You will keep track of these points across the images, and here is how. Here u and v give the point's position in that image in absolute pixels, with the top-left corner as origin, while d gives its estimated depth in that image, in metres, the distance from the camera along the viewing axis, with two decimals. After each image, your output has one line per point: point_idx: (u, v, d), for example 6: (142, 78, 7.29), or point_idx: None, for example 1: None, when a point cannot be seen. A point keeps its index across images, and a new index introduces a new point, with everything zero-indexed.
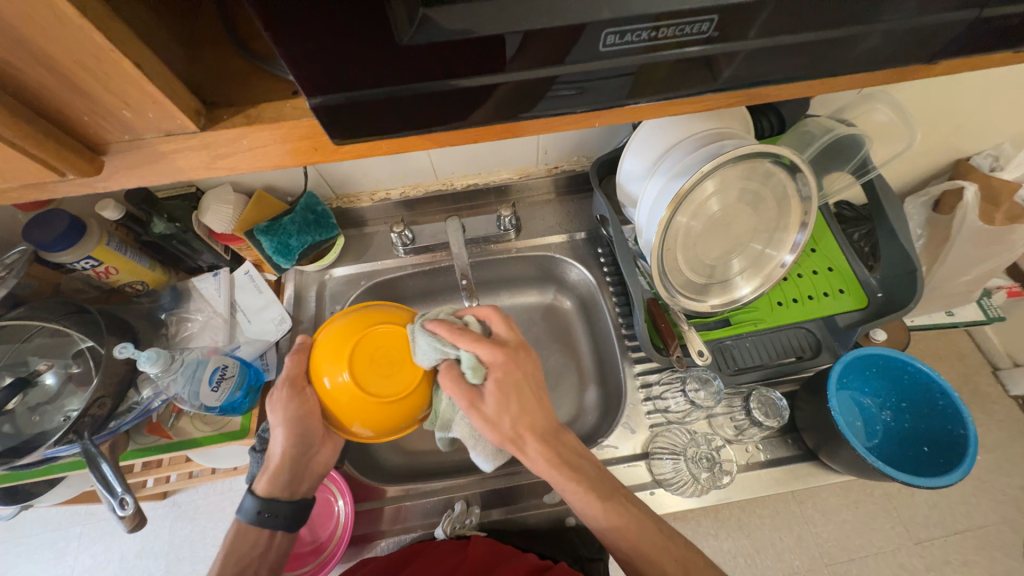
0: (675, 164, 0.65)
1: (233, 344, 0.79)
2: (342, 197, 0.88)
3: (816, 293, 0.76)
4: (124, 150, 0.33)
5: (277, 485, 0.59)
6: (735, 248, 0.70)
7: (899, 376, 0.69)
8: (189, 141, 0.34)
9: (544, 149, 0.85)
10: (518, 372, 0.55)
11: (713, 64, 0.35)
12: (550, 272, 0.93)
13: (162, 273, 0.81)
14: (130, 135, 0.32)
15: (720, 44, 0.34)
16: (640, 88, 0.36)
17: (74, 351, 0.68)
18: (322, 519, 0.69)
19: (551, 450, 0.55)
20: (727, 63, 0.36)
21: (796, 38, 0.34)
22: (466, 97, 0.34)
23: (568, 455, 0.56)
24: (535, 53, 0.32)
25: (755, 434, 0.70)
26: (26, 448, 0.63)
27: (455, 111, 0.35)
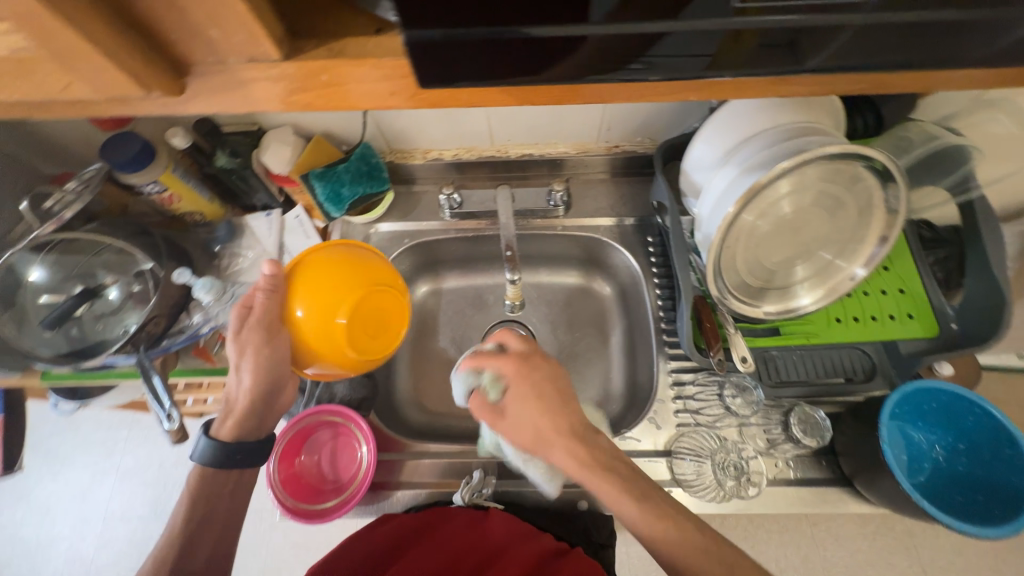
0: (751, 158, 0.61)
1: None
2: (396, 151, 0.87)
3: (880, 315, 0.70)
4: (207, 73, 0.33)
5: (239, 427, 0.63)
6: (802, 254, 0.65)
7: (963, 417, 0.64)
8: (271, 70, 0.33)
9: (607, 124, 0.81)
10: (536, 379, 0.58)
11: (808, 45, 0.33)
12: (594, 254, 0.90)
13: (220, 207, 0.84)
14: (216, 57, 0.32)
15: (827, 15, 0.31)
16: (725, 60, 0.33)
17: (136, 270, 0.73)
18: (344, 457, 0.72)
19: (573, 457, 0.55)
20: (824, 50, 0.33)
21: (931, 15, 0.30)
22: (551, 49, 0.31)
23: (598, 456, 0.55)
24: (621, 8, 0.29)
25: (788, 450, 0.67)
26: (89, 353, 0.68)
27: (541, 64, 0.33)
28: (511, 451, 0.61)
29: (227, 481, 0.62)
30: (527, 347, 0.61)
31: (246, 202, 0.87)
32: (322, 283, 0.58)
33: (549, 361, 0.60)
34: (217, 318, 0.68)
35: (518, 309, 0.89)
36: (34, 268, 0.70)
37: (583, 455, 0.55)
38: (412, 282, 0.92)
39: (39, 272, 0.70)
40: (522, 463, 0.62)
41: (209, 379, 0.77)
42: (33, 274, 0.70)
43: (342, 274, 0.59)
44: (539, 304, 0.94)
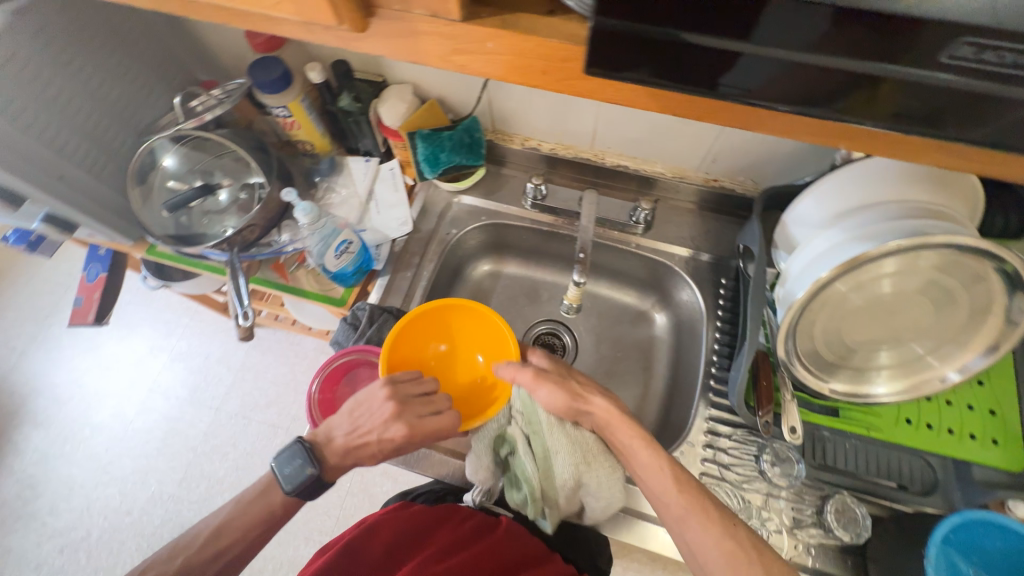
0: (862, 226, 0.57)
1: (360, 227, 0.86)
2: (498, 132, 0.89)
3: (958, 431, 0.64)
4: (388, 17, 0.36)
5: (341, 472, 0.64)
6: (890, 340, 0.60)
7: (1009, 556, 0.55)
8: (446, 28, 0.35)
9: (712, 155, 0.79)
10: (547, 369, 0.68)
11: (979, 115, 0.29)
12: (659, 281, 0.88)
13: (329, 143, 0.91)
14: (402, 6, 0.35)
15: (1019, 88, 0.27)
16: (878, 108, 0.31)
17: (247, 181, 0.81)
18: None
19: (564, 397, 0.65)
20: (994, 123, 0.30)
21: None
22: (705, 56, 0.31)
23: (597, 417, 0.66)
24: (786, 27, 0.28)
25: (814, 536, 0.63)
26: (190, 242, 0.76)
27: (695, 72, 0.33)
28: (569, 455, 0.64)
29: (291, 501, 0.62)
30: (546, 357, 0.72)
31: (351, 145, 0.93)
32: (460, 326, 0.75)
33: (555, 359, 0.72)
34: (304, 241, 0.74)
35: (572, 312, 0.89)
36: (169, 155, 0.79)
37: (611, 415, 0.66)
38: (476, 258, 0.95)
39: (171, 160, 0.79)
40: (585, 463, 0.64)
41: (278, 293, 0.83)
42: (166, 161, 0.79)
43: (478, 327, 0.74)
44: (590, 314, 0.94)
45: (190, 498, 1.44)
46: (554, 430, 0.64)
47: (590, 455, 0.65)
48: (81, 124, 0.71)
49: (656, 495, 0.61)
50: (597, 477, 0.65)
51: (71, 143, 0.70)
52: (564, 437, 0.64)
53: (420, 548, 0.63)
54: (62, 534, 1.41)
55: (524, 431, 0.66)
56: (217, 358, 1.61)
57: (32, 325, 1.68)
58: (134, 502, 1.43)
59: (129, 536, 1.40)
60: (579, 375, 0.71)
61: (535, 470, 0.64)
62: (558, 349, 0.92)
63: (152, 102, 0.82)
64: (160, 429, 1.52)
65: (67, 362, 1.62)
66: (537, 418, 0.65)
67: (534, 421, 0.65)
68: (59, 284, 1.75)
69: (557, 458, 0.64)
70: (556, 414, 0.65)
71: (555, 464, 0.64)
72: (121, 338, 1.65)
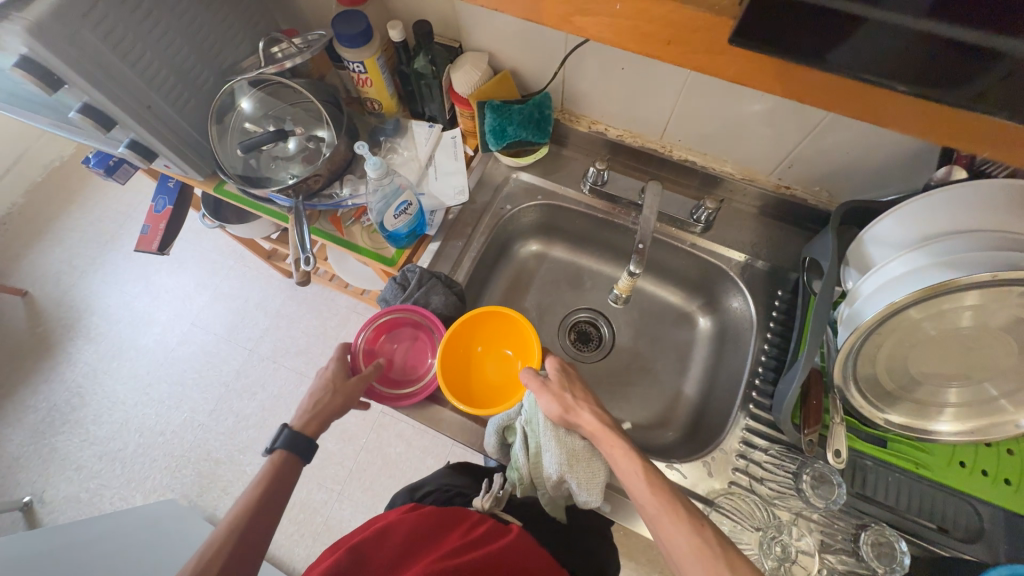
0: (954, 253, 0.53)
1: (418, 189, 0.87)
2: (566, 112, 0.88)
3: (1018, 482, 0.59)
4: None
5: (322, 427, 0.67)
6: (960, 376, 0.57)
7: None
8: None
9: (789, 161, 0.75)
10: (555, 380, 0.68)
11: None
12: (710, 285, 0.86)
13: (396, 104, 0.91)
14: None
15: None
16: None
17: (316, 131, 0.83)
18: (416, 354, 0.77)
19: (557, 403, 0.64)
20: None
21: None
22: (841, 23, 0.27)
23: (583, 422, 0.63)
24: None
25: (842, 563, 0.61)
26: (257, 184, 0.79)
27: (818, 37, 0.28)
28: (557, 455, 0.64)
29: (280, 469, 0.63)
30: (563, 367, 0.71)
31: (418, 108, 0.93)
32: (489, 322, 0.76)
33: (567, 369, 0.70)
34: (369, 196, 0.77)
35: (621, 301, 0.91)
36: (246, 99, 0.81)
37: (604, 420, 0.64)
38: (525, 238, 0.95)
39: (247, 104, 0.81)
40: (568, 465, 0.64)
41: (333, 245, 0.85)
42: (243, 104, 0.81)
43: (511, 326, 0.75)
44: (631, 308, 0.93)
45: (218, 428, 1.52)
46: (548, 433, 0.64)
47: (576, 457, 0.64)
48: (173, 58, 0.74)
49: (632, 489, 0.58)
50: (580, 477, 0.64)
51: (161, 76, 0.73)
52: (557, 439, 0.64)
53: (427, 549, 0.64)
54: (102, 443, 1.52)
55: (525, 427, 0.68)
56: (256, 302, 1.68)
57: (92, 248, 1.79)
58: (168, 425, 1.53)
59: (160, 455, 1.50)
60: (582, 386, 0.68)
61: (526, 459, 0.67)
62: (595, 338, 0.92)
63: (236, 44, 0.84)
64: (198, 361, 1.61)
65: (120, 286, 1.72)
66: (537, 419, 0.66)
67: (535, 420, 0.66)
68: (119, 213, 1.85)
69: (546, 457, 0.65)
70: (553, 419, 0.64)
71: (544, 459, 0.65)
72: (171, 271, 1.74)
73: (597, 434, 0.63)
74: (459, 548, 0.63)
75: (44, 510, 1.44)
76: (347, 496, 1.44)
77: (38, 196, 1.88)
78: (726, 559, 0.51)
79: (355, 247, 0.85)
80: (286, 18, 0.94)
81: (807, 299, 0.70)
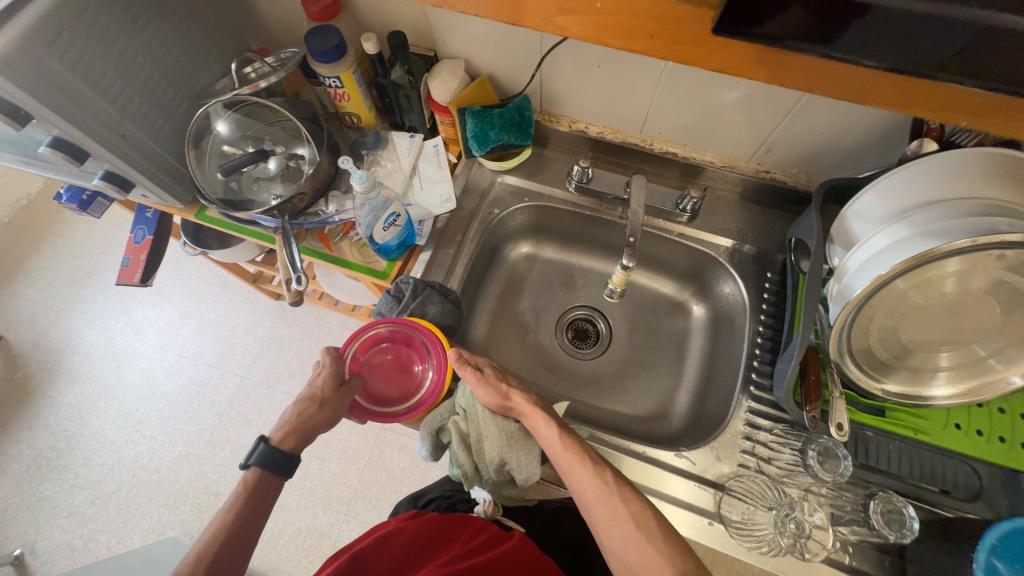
0: (935, 222, 0.55)
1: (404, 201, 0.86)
2: (545, 113, 0.89)
3: (1012, 439, 0.61)
4: None
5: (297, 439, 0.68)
6: (948, 341, 0.59)
7: None
8: None
9: (767, 145, 0.77)
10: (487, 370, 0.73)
11: None
12: (700, 272, 0.87)
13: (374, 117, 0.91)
14: None
15: None
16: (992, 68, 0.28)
17: (296, 150, 0.82)
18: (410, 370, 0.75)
19: (494, 391, 0.69)
20: None
21: None
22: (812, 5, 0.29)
23: (517, 405, 0.69)
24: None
25: (854, 533, 0.62)
26: (239, 207, 0.78)
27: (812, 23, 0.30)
28: (496, 439, 0.68)
29: (260, 492, 0.62)
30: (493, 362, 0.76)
31: (396, 118, 0.92)
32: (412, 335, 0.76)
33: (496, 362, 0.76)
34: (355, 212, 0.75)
35: (616, 296, 0.89)
36: (222, 121, 0.80)
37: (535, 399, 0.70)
38: (514, 241, 0.95)
39: (223, 127, 0.80)
40: (507, 446, 0.68)
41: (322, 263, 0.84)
42: (219, 127, 0.80)
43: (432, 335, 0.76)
44: (625, 301, 0.94)
45: (215, 460, 1.48)
46: (485, 419, 0.69)
47: (514, 439, 0.69)
48: (144, 84, 0.72)
49: (550, 451, 0.65)
50: (518, 457, 0.68)
51: (133, 103, 0.71)
52: (493, 423, 0.69)
53: (429, 559, 0.64)
54: (93, 486, 1.46)
55: (462, 425, 0.70)
56: (244, 328, 1.65)
57: (68, 285, 1.74)
58: (162, 461, 1.49)
59: (156, 493, 1.45)
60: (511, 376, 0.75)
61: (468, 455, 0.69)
62: (592, 335, 0.93)
63: (207, 67, 0.82)
64: (187, 392, 1.57)
65: (101, 323, 1.67)
66: (474, 412, 0.70)
67: (470, 414, 0.70)
68: (93, 247, 1.80)
69: (487, 443, 0.69)
70: (488, 404, 0.69)
71: (484, 446, 0.69)
72: (153, 303, 1.69)
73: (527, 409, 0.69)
74: (458, 558, 0.63)
75: (36, 562, 1.38)
76: (354, 516, 1.41)
77: (6, 237, 1.82)
78: (632, 509, 0.58)
79: (345, 259, 0.84)
80: (256, 38, 0.93)
81: (797, 277, 0.71)
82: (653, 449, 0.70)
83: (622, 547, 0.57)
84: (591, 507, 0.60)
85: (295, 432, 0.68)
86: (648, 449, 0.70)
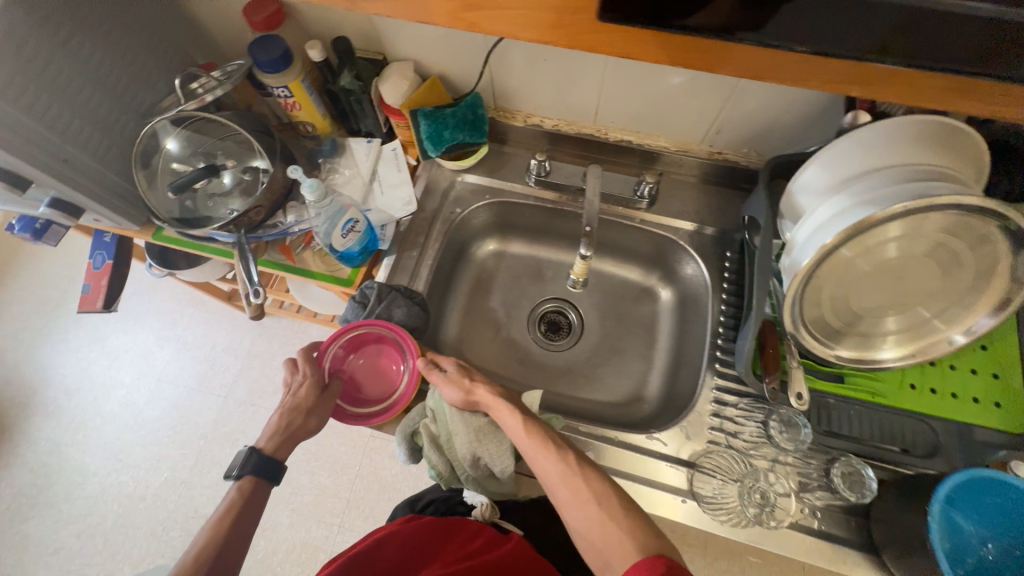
0: (871, 189, 0.57)
1: (365, 206, 0.86)
2: (500, 109, 0.89)
3: (962, 395, 0.64)
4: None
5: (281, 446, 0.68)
6: (895, 305, 0.61)
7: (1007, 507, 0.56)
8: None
9: (717, 127, 0.78)
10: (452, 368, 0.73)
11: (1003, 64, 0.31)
12: (664, 256, 0.89)
13: (330, 125, 0.90)
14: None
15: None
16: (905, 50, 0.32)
17: (251, 163, 0.81)
18: (384, 370, 0.74)
19: (458, 389, 0.70)
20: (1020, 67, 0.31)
21: None
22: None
23: (481, 400, 0.70)
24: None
25: (819, 498, 0.64)
26: (194, 224, 0.77)
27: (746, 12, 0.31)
28: (464, 434, 0.69)
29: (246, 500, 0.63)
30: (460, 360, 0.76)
31: (352, 124, 0.92)
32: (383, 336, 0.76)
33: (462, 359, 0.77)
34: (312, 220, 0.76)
35: (578, 286, 0.89)
36: (171, 139, 0.79)
37: (499, 391, 0.71)
38: (480, 238, 0.95)
39: (172, 144, 0.79)
40: (476, 440, 0.69)
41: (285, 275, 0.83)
42: (169, 145, 0.78)
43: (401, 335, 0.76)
44: (594, 291, 0.95)
45: (203, 482, 1.46)
46: (452, 415, 0.69)
47: (483, 433, 0.69)
48: (85, 106, 0.71)
49: (516, 440, 0.65)
50: (490, 450, 0.69)
51: (74, 126, 0.70)
52: (461, 420, 0.69)
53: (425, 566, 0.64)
54: (79, 519, 1.43)
55: (433, 424, 0.71)
56: (224, 347, 1.62)
57: (38, 317, 1.69)
58: (147, 488, 1.46)
59: (144, 521, 1.42)
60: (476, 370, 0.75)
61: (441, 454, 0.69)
62: (564, 326, 0.93)
63: (153, 85, 0.81)
64: (169, 417, 1.54)
65: (75, 352, 1.63)
66: (443, 410, 0.71)
67: (439, 413, 0.71)
68: (61, 277, 1.75)
69: (457, 439, 0.69)
70: (454, 401, 0.70)
71: (455, 442, 0.70)
72: (127, 328, 1.66)
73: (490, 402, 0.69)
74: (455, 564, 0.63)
75: None
76: (348, 527, 1.40)
77: None
78: (592, 489, 0.59)
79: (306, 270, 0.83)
80: (204, 53, 0.92)
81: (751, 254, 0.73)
82: (624, 433, 0.71)
83: (587, 528, 0.57)
84: (557, 491, 0.61)
85: (278, 439, 0.69)
86: (619, 433, 0.72)
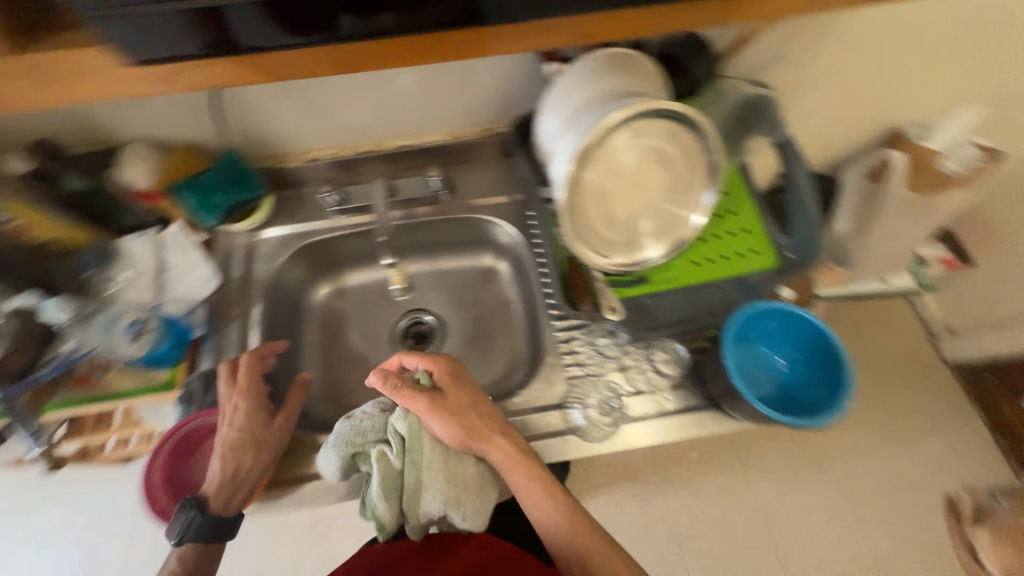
0: (589, 123, 0.64)
1: (159, 301, 0.78)
2: (271, 156, 0.87)
3: (729, 253, 0.78)
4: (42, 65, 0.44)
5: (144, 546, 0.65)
6: (647, 206, 0.72)
7: (795, 325, 0.71)
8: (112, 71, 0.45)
9: (471, 108, 0.85)
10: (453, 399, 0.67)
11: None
12: (484, 235, 0.94)
13: (87, 232, 0.78)
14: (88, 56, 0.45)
15: None
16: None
17: (10, 307, 0.71)
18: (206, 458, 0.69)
19: (448, 420, 0.64)
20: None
21: None
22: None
23: (469, 423, 0.66)
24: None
25: (659, 385, 0.74)
26: None
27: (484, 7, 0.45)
28: (436, 486, 0.63)
29: None
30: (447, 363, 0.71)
31: (111, 222, 0.81)
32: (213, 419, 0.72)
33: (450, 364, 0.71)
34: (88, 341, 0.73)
35: (405, 292, 0.96)
36: None
37: (520, 444, 0.68)
38: (310, 285, 0.92)
39: None
40: (452, 498, 0.63)
41: (76, 411, 0.71)
42: None
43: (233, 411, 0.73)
44: (441, 290, 0.97)
45: None
46: (429, 455, 0.63)
47: (455, 477, 0.64)
48: None
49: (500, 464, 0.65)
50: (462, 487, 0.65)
51: None
52: (436, 460, 0.64)
53: None
54: None
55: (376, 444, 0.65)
56: None
57: None
58: None
59: None
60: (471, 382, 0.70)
61: (385, 503, 0.62)
62: (426, 333, 0.94)
63: None
64: None
65: None
66: (417, 442, 0.64)
67: (411, 446, 0.63)
68: None
69: (428, 495, 0.62)
70: (433, 426, 0.65)
71: (409, 488, 0.63)
72: None
73: (485, 448, 0.66)
74: None
75: None
76: None
77: None
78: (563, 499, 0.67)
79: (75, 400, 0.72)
80: None
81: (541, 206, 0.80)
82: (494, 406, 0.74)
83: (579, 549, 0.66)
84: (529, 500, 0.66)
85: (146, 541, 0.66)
86: None
